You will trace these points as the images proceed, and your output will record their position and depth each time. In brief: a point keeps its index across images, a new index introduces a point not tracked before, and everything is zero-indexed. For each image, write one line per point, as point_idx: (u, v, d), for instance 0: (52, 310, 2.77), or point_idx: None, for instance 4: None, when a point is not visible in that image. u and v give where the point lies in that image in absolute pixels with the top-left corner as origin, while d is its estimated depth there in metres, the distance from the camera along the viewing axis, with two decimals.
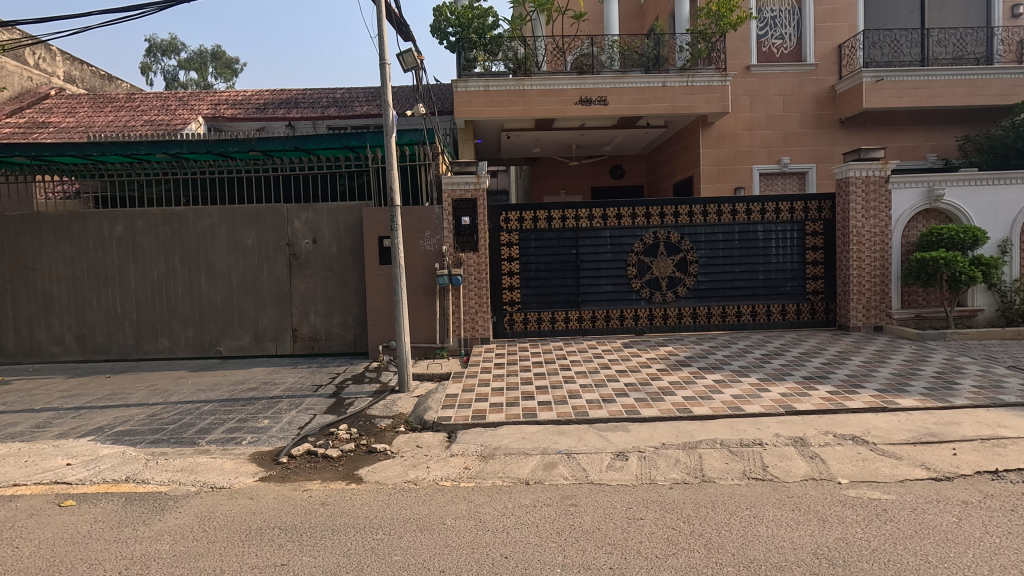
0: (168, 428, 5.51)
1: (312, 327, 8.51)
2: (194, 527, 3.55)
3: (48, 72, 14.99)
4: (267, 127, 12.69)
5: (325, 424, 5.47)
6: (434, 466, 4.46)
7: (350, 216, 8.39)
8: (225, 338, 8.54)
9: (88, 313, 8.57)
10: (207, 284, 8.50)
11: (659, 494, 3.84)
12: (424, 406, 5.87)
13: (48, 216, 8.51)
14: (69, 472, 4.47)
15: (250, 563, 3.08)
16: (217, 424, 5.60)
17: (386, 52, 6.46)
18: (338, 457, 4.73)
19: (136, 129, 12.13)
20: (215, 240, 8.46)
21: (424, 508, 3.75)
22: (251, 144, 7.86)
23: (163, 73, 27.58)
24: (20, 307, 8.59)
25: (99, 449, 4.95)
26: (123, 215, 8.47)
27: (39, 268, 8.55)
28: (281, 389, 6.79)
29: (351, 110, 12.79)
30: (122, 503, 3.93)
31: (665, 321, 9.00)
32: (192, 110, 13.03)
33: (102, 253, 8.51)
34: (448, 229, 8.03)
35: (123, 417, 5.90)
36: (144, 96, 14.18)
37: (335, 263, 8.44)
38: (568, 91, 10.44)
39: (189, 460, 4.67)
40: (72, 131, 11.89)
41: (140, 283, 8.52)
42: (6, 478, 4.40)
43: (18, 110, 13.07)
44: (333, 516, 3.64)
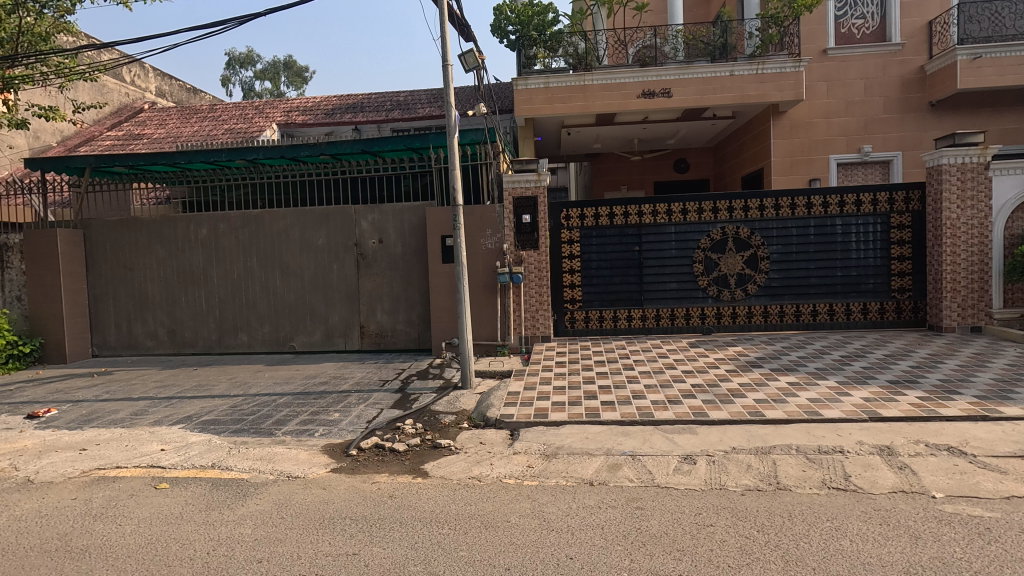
0: (248, 418, 5.85)
1: (378, 324, 8.80)
2: (272, 514, 3.74)
3: (142, 88, 16.28)
4: (335, 131, 13.22)
5: (392, 418, 5.64)
6: (497, 464, 4.48)
7: (414, 216, 8.60)
8: (299, 335, 8.97)
9: (178, 310, 9.24)
10: (282, 283, 8.96)
11: (730, 500, 3.68)
12: (487, 403, 5.92)
13: (143, 220, 9.24)
14: (163, 457, 4.84)
15: (324, 551, 3.22)
16: (292, 416, 5.89)
17: (449, 54, 6.56)
18: (404, 451, 4.85)
19: (217, 137, 12.95)
20: (289, 241, 8.90)
21: (488, 504, 3.78)
22: (322, 148, 8.21)
23: (241, 85, 29.40)
24: (119, 305, 9.38)
25: (189, 437, 5.33)
26: (207, 218, 9.07)
27: (135, 268, 9.30)
28: (350, 383, 7.07)
29: (413, 112, 13.12)
30: (209, 487, 4.21)
31: (733, 321, 8.64)
32: (267, 118, 13.78)
33: (189, 254, 9.15)
34: (510, 227, 8.05)
35: (208, 407, 6.31)
36: (224, 106, 15.10)
37: (399, 262, 8.67)
38: (630, 84, 10.20)
39: (267, 450, 4.93)
40: (163, 141, 12.86)
41: (223, 282, 9.10)
42: (111, 460, 4.82)
43: (117, 124, 14.28)
44: (401, 509, 3.74)
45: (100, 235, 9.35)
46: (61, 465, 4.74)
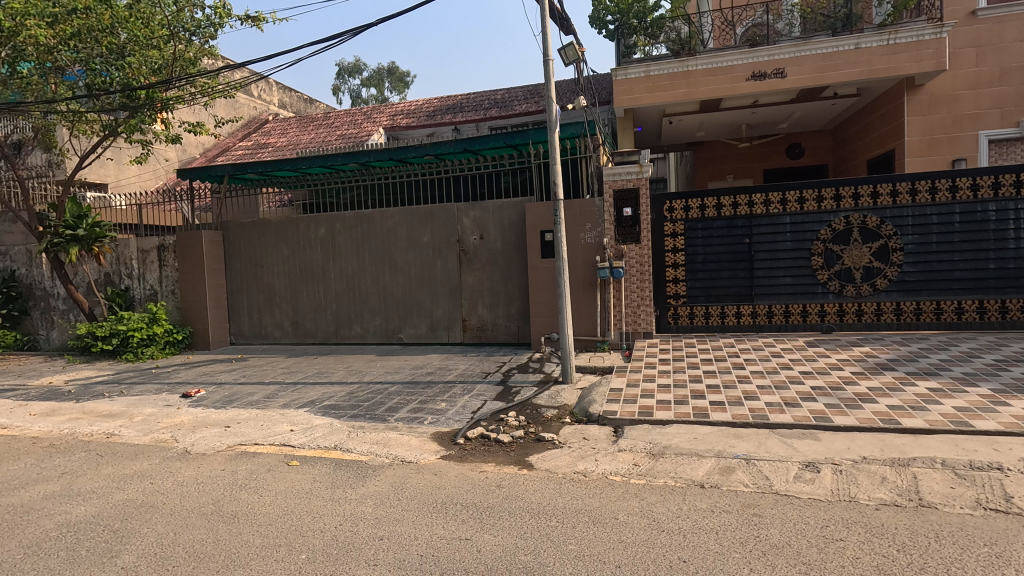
0: (363, 404, 6.27)
1: (479, 318, 9.05)
2: (390, 495, 3.98)
3: (267, 101, 17.93)
4: (436, 132, 13.78)
5: (495, 410, 5.77)
6: (603, 461, 4.43)
7: (513, 212, 8.74)
8: (406, 327, 9.46)
9: (300, 303, 10.10)
10: (390, 278, 9.48)
11: (862, 514, 3.37)
12: (589, 398, 5.89)
13: (271, 222, 10.18)
14: (293, 437, 5.32)
15: (439, 533, 3.37)
16: (403, 403, 6.23)
17: (550, 48, 6.57)
18: (509, 442, 4.95)
19: (331, 143, 13.94)
20: (397, 238, 9.39)
21: (595, 500, 3.76)
22: (426, 149, 8.58)
23: (350, 93, 31.47)
24: (252, 298, 10.42)
25: (314, 419, 5.81)
26: (325, 219, 9.81)
27: (264, 265, 10.28)
28: (455, 374, 7.34)
29: (510, 110, 13.30)
30: (333, 467, 4.57)
31: (859, 319, 7.88)
32: (375, 123, 14.65)
33: (309, 252, 9.96)
34: (610, 221, 7.92)
35: (329, 393, 6.84)
36: (336, 113, 16.22)
37: (500, 257, 8.85)
38: (738, 67, 9.60)
39: (382, 435, 5.26)
40: (285, 149, 14.08)
41: (339, 278, 9.81)
42: (251, 437, 5.40)
43: (247, 135, 15.85)
44: (508, 499, 3.83)
45: (236, 236, 10.42)
46: (211, 439, 5.37)
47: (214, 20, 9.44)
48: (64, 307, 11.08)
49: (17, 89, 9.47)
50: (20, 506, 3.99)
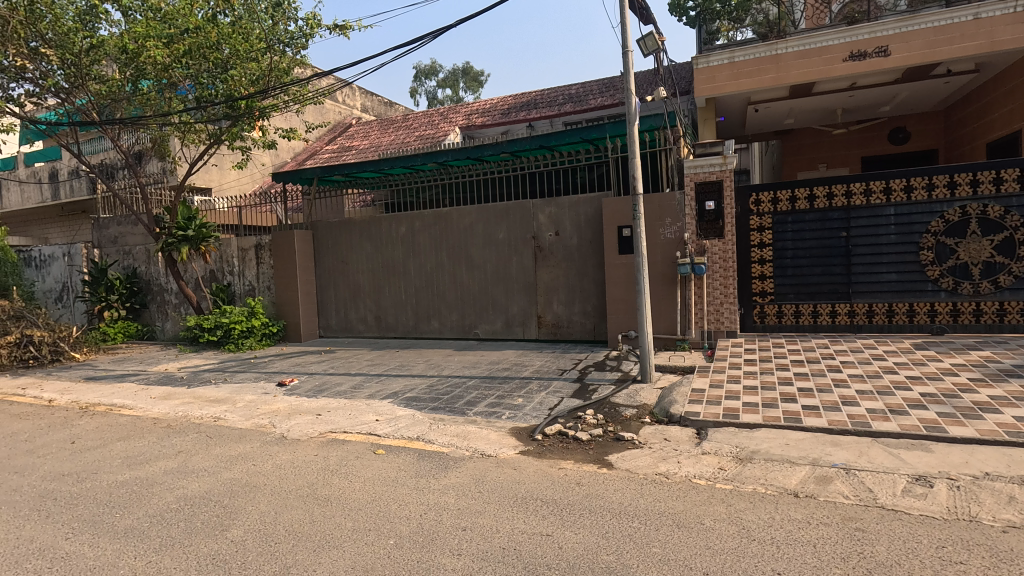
0: (443, 397, 6.45)
1: (555, 315, 9.03)
2: (472, 487, 4.07)
3: (351, 106, 18.82)
4: (511, 130, 13.79)
5: (573, 407, 5.74)
6: (686, 463, 4.28)
7: (590, 207, 8.64)
8: (482, 323, 9.62)
9: (383, 299, 10.53)
10: (467, 274, 9.66)
11: (985, 537, 3.03)
12: (670, 399, 5.71)
13: (355, 221, 10.68)
14: (378, 426, 5.56)
15: (520, 528, 3.39)
16: (481, 398, 6.34)
17: (629, 39, 6.41)
18: (587, 440, 4.91)
19: (410, 144, 14.41)
20: (473, 235, 9.56)
21: (679, 504, 3.64)
22: (502, 147, 8.66)
23: (427, 95, 32.39)
24: (338, 293, 10.99)
25: (397, 410, 6.05)
26: (405, 217, 10.16)
27: (349, 262, 10.80)
28: (531, 371, 7.38)
29: (585, 104, 13.15)
30: (416, 457, 4.73)
31: (976, 320, 7.13)
32: (451, 123, 14.99)
33: (391, 249, 10.35)
34: (691, 215, 7.64)
35: (410, 385, 7.10)
36: (414, 114, 16.75)
37: (576, 253, 8.78)
38: (834, 47, 8.93)
39: (462, 428, 5.38)
40: (368, 151, 14.71)
41: (418, 274, 10.13)
42: (340, 425, 5.70)
43: (333, 139, 16.71)
44: (588, 498, 3.79)
45: (324, 234, 11.02)
46: (305, 426, 5.73)
47: (305, 31, 10.04)
48: (176, 301, 12.20)
49: (138, 106, 10.29)
50: (145, 480, 4.44)
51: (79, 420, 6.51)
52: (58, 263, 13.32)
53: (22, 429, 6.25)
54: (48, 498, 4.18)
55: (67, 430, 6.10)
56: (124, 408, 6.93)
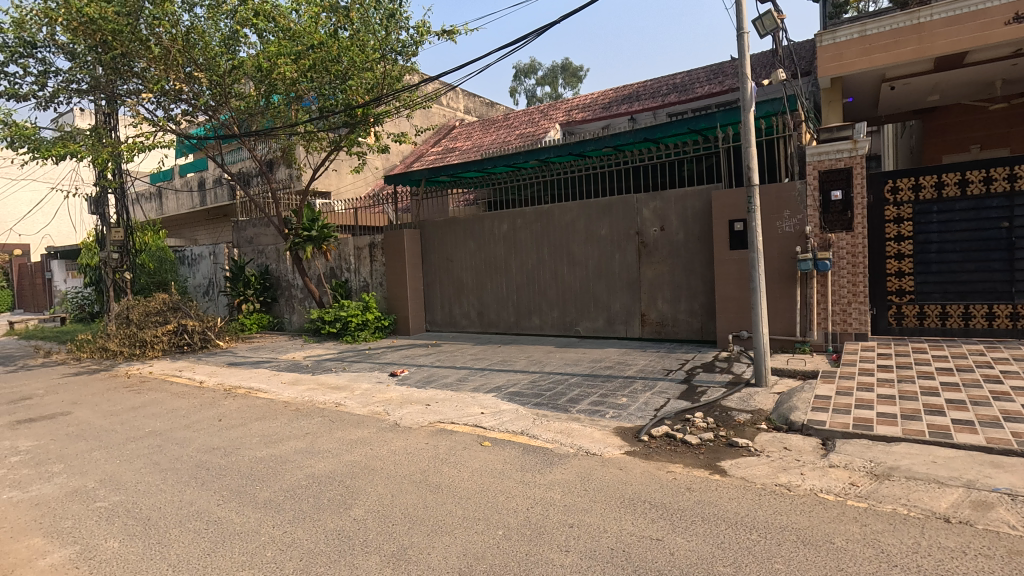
0: (545, 394, 6.48)
1: (659, 313, 8.74)
2: (577, 485, 4.04)
3: (454, 108, 19.48)
4: (611, 124, 13.51)
5: (680, 409, 5.51)
6: (810, 475, 3.95)
7: (698, 201, 8.26)
8: (583, 320, 9.54)
9: (485, 295, 10.80)
10: (568, 271, 9.64)
11: None
12: (789, 405, 5.29)
13: (459, 219, 11.05)
14: (484, 419, 5.71)
15: (629, 530, 3.32)
16: (583, 395, 6.30)
17: (745, 20, 6.01)
18: (698, 445, 4.69)
19: (511, 143, 14.64)
20: (575, 232, 9.50)
21: (804, 519, 3.36)
22: (605, 142, 8.49)
23: (526, 93, 32.76)
24: (444, 289, 11.44)
25: (501, 404, 6.18)
26: (507, 215, 10.33)
27: (454, 260, 11.19)
28: (634, 369, 7.20)
29: (692, 93, 12.56)
30: (521, 451, 4.79)
31: None
32: (551, 120, 15.01)
33: (494, 246, 10.58)
34: (814, 206, 7.03)
35: (513, 380, 7.23)
36: (515, 113, 16.97)
37: (682, 249, 8.44)
38: (993, 10, 7.77)
39: (566, 425, 5.37)
40: (471, 151, 15.14)
41: (520, 270, 10.26)
42: (447, 416, 5.93)
43: (438, 141, 17.40)
44: (701, 504, 3.62)
45: (430, 233, 11.51)
46: (416, 415, 6.02)
47: (415, 39, 10.54)
48: (301, 296, 13.37)
49: (269, 118, 11.28)
50: (279, 457, 4.91)
51: (225, 400, 7.35)
52: (206, 261, 15.10)
53: (181, 406, 7.18)
54: (202, 468, 4.75)
55: (215, 409, 6.91)
56: (260, 391, 7.73)
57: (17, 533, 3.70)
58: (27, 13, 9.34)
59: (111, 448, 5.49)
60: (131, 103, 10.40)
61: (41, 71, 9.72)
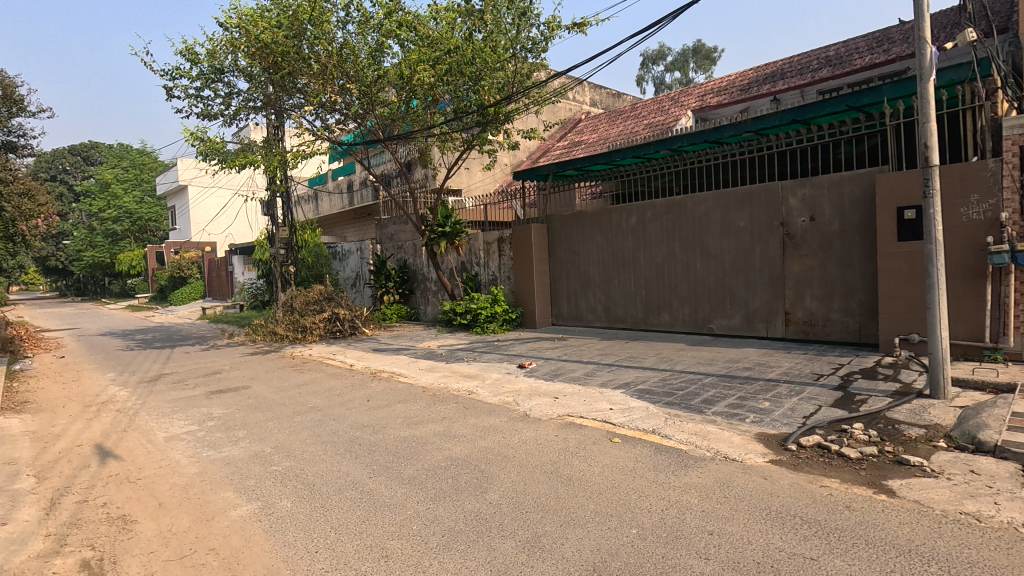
0: (678, 393, 6.22)
1: (807, 311, 7.98)
2: (716, 490, 3.83)
3: (580, 101, 19.37)
4: (751, 106, 12.51)
5: (835, 418, 4.96)
6: (1008, 506, 3.34)
7: (857, 187, 7.40)
8: (717, 317, 9.00)
9: (612, 289, 10.63)
10: (702, 266, 9.14)
11: None
12: (976, 422, 4.52)
13: (586, 213, 10.99)
14: (613, 415, 5.63)
15: (777, 544, 3.07)
16: (720, 397, 5.94)
17: None
18: (857, 459, 4.20)
19: (639, 133, 14.20)
20: (710, 224, 8.98)
21: (1002, 557, 2.85)
22: (746, 126, 7.87)
23: (654, 81, 31.57)
24: (570, 284, 11.46)
25: (630, 401, 6.05)
26: (636, 207, 10.07)
27: (581, 254, 11.16)
28: (778, 372, 6.65)
29: (848, 66, 11.22)
30: (653, 451, 4.65)
31: None
32: (683, 106, 14.30)
33: (622, 240, 10.36)
34: (1013, 189, 5.94)
35: (642, 377, 7.03)
36: (643, 102, 16.42)
37: (837, 241, 7.63)
38: None
39: (701, 427, 5.10)
40: (597, 144, 14.95)
41: (649, 264, 9.94)
42: (575, 410, 5.94)
43: (564, 136, 17.42)
44: (863, 525, 3.24)
45: (557, 227, 11.59)
46: (545, 407, 6.11)
47: (544, 35, 10.68)
48: (435, 288, 14.21)
49: (409, 122, 12.06)
50: (420, 438, 5.27)
51: (371, 382, 8.07)
52: (354, 256, 16.65)
53: (335, 385, 8.02)
54: (355, 443, 5.25)
55: (363, 390, 7.61)
56: (401, 376, 8.36)
57: (215, 485, 4.39)
58: (217, 44, 10.93)
59: (281, 419, 6.28)
60: (296, 115, 11.75)
61: (227, 93, 11.33)
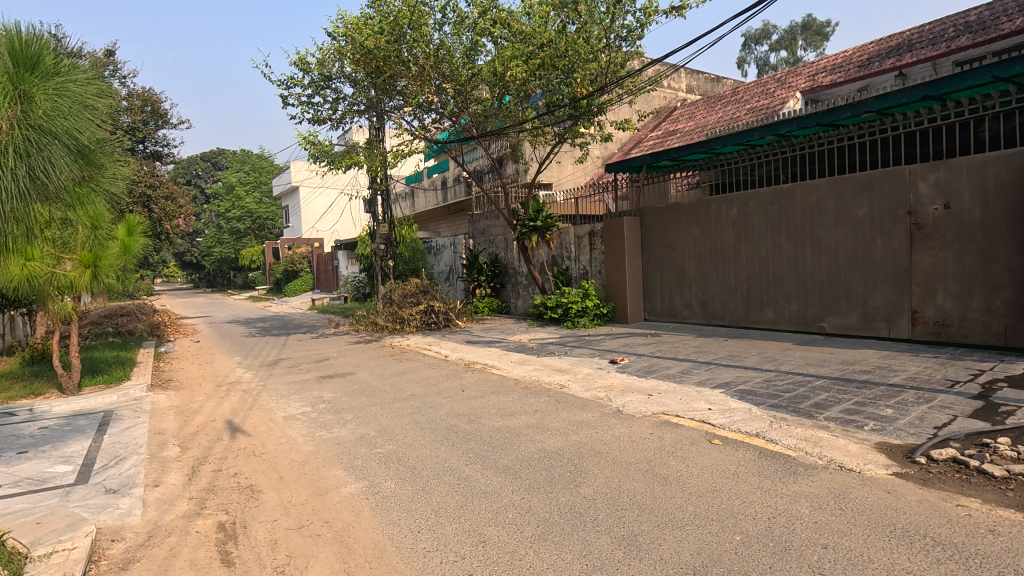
0: (784, 395, 5.83)
1: (938, 310, 7.16)
2: (830, 501, 3.55)
3: (676, 88, 18.63)
4: (872, 83, 11.37)
5: (974, 431, 4.40)
6: None
7: (1004, 169, 6.51)
8: (830, 315, 8.32)
9: (710, 284, 10.16)
10: (812, 259, 8.48)
11: None
12: None
13: (683, 205, 10.57)
14: (712, 416, 5.39)
15: (902, 565, 2.80)
16: (833, 401, 5.49)
17: None
18: (1003, 478, 3.70)
19: (740, 119, 13.40)
20: (822, 214, 8.31)
21: None
22: (867, 106, 7.15)
23: (757, 61, 29.67)
24: (664, 278, 11.10)
25: (731, 402, 5.76)
26: (737, 198, 9.54)
27: (676, 247, 10.76)
28: (902, 377, 6.02)
29: (994, 31, 9.85)
30: (758, 455, 4.39)
31: None
32: (790, 88, 13.30)
33: (721, 232, 9.87)
34: None
35: (744, 377, 6.66)
36: (744, 86, 15.47)
37: (977, 231, 6.76)
38: None
39: (811, 433, 4.75)
40: (694, 133, 14.30)
41: (751, 258, 9.38)
42: (671, 408, 5.75)
43: (658, 125, 16.84)
44: (1011, 553, 2.86)
45: (651, 219, 11.25)
46: (639, 404, 5.98)
47: (640, 22, 10.41)
48: (525, 282, 14.35)
49: (501, 119, 12.24)
50: (513, 429, 5.36)
51: (466, 373, 8.33)
52: (448, 251, 17.22)
53: (432, 375, 8.37)
54: (451, 431, 5.45)
55: (458, 380, 7.87)
56: (493, 368, 8.55)
57: (327, 463, 4.75)
58: (326, 53, 11.71)
59: (384, 405, 6.66)
60: (395, 117, 12.32)
61: (335, 99, 12.11)
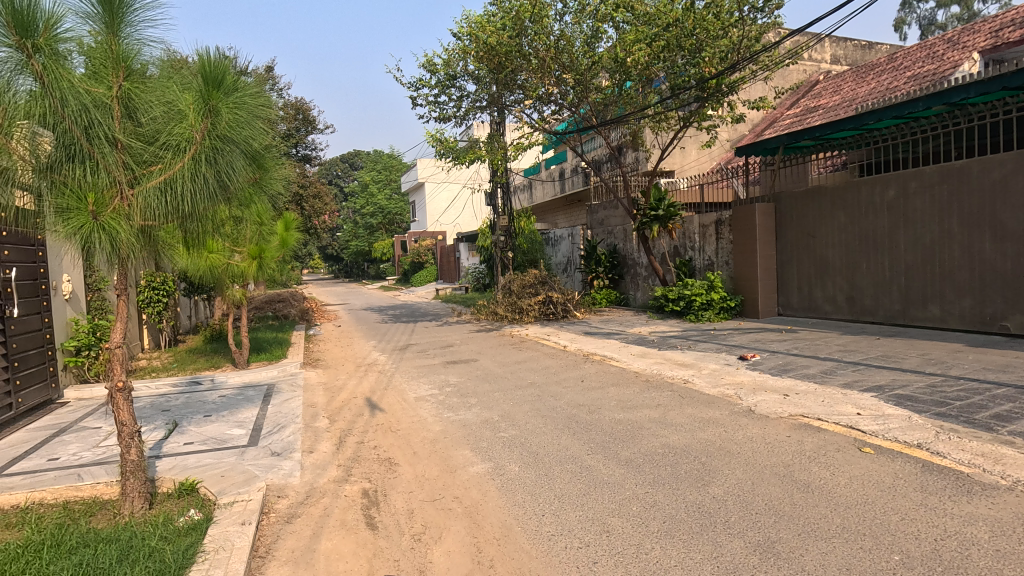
0: (954, 403, 5.07)
1: None
2: (1016, 527, 3.05)
3: (818, 60, 16.88)
4: None
5: None
6: None
7: None
8: (1016, 313, 7.10)
9: (858, 276, 9.13)
10: (993, 247, 7.27)
11: None
12: None
13: (826, 188, 9.58)
14: (861, 421, 4.87)
15: None
16: (1020, 413, 4.68)
17: None
18: None
19: (899, 89, 11.79)
20: (1008, 194, 7.08)
21: None
22: None
23: (919, 21, 25.96)
24: (802, 269, 10.16)
25: (885, 408, 5.14)
26: (895, 178, 8.44)
27: (817, 235, 9.79)
28: None
29: None
30: (920, 468, 3.88)
31: None
32: (965, 49, 11.42)
33: (874, 218, 8.80)
34: None
35: (902, 381, 5.91)
36: (904, 51, 13.59)
37: None
38: None
39: (991, 448, 4.09)
40: (839, 108, 12.85)
41: (911, 247, 8.27)
42: (812, 411, 5.27)
43: (797, 102, 15.37)
44: None
45: (788, 205, 10.34)
46: (773, 404, 5.56)
47: None
48: (645, 274, 13.94)
49: (622, 106, 11.96)
50: (635, 422, 5.26)
51: (585, 364, 8.31)
52: (566, 241, 17.25)
53: (552, 364, 8.47)
54: (573, 421, 5.48)
55: (578, 370, 7.89)
56: (613, 359, 8.44)
57: (456, 443, 5.02)
58: (451, 54, 12.24)
59: (506, 391, 6.88)
60: (516, 110, 12.53)
61: (459, 97, 12.64)
